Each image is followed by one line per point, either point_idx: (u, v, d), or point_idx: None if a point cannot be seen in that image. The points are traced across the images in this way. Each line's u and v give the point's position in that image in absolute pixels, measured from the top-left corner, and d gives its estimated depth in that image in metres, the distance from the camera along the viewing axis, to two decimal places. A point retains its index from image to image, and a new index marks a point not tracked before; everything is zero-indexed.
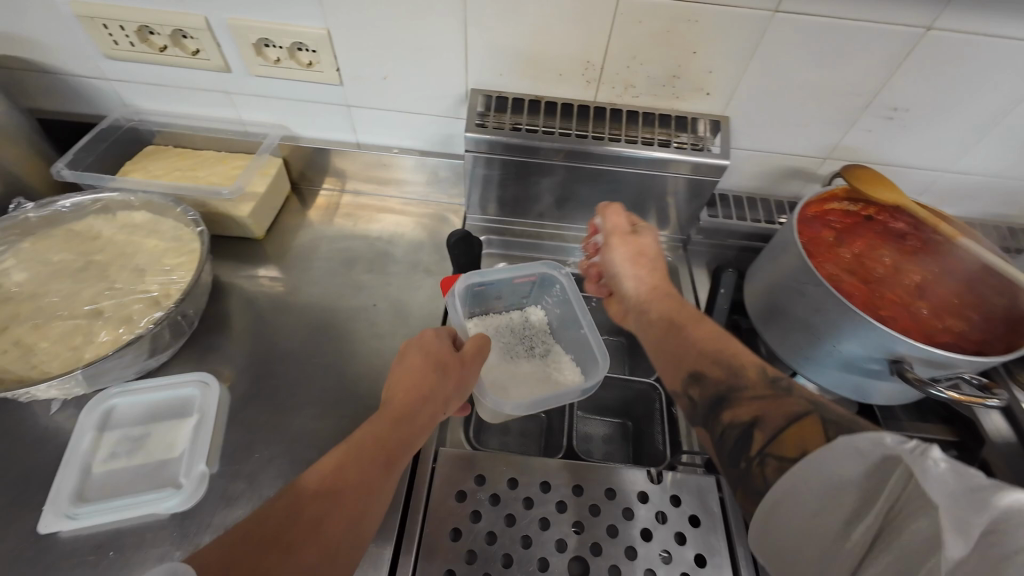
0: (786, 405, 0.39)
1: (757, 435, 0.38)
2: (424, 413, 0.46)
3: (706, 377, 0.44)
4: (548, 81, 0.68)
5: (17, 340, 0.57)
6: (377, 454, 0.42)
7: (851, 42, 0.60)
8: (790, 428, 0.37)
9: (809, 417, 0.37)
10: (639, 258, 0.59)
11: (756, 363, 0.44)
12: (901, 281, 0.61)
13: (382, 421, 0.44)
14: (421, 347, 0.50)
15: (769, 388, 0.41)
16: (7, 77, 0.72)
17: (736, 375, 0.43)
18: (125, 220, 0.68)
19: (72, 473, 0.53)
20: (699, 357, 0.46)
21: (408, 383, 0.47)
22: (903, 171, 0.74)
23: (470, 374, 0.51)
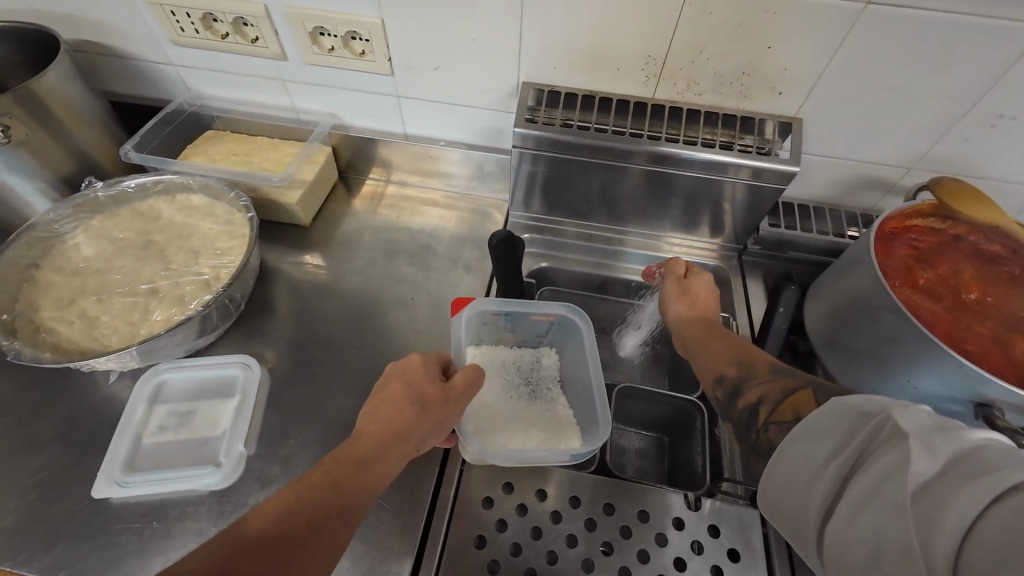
0: (785, 385, 0.44)
1: (762, 409, 0.43)
2: (393, 451, 0.44)
3: (721, 374, 0.49)
4: (604, 76, 0.65)
5: (82, 313, 0.61)
6: (337, 490, 0.40)
7: (956, 38, 0.53)
8: (786, 400, 0.42)
9: (802, 389, 0.42)
10: (686, 296, 0.60)
11: (766, 358, 0.48)
12: (995, 312, 0.54)
13: (347, 459, 0.42)
14: (403, 377, 0.49)
15: (773, 373, 0.46)
16: (86, 61, 0.76)
17: (746, 369, 0.48)
18: (183, 203, 0.71)
19: (124, 443, 0.56)
20: (713, 354, 0.51)
21: (383, 417, 0.46)
22: (1004, 186, 0.65)
23: (454, 410, 0.49)
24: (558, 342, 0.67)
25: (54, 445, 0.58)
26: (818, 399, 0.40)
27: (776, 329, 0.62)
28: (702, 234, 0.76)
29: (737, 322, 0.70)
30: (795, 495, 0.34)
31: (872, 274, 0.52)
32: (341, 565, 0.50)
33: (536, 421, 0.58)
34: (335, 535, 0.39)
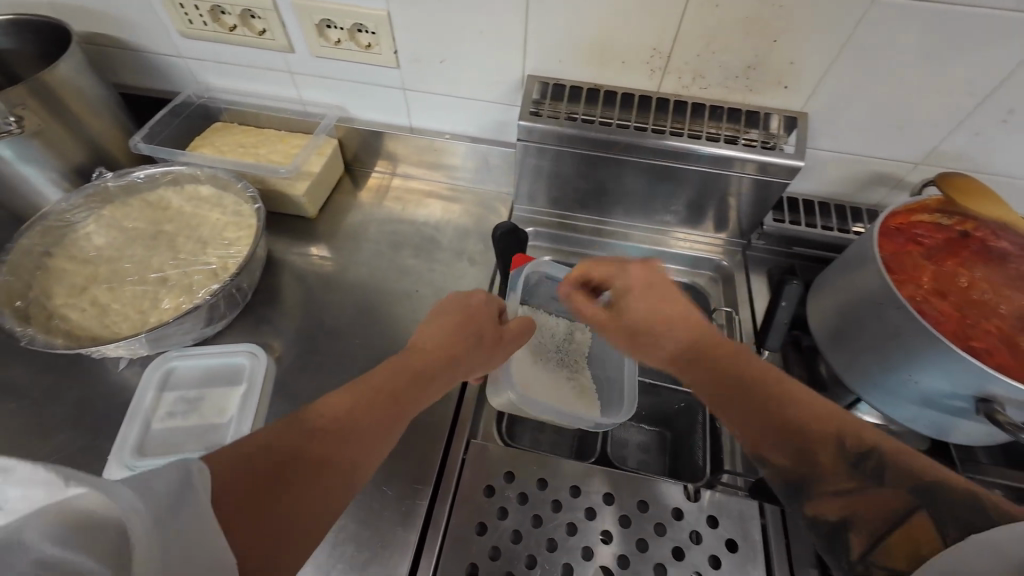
0: (878, 501, 0.37)
1: (856, 539, 0.38)
2: (450, 372, 0.47)
3: (778, 466, 0.42)
4: (610, 69, 0.65)
5: (94, 301, 0.62)
6: (393, 400, 0.42)
7: (966, 32, 0.52)
8: (892, 533, 0.36)
9: (909, 515, 0.35)
10: (636, 337, 0.52)
11: (832, 440, 0.40)
12: (999, 308, 0.54)
13: (409, 370, 0.45)
14: (463, 306, 0.52)
15: (854, 477, 0.39)
16: (96, 52, 0.77)
17: (812, 464, 0.41)
18: (192, 193, 0.72)
19: (135, 427, 0.58)
20: (756, 435, 0.43)
21: (443, 338, 0.49)
22: (1013, 182, 0.65)
23: (506, 348, 0.52)
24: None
25: (67, 429, 0.59)
26: (934, 532, 0.33)
27: (779, 323, 0.61)
28: (707, 228, 0.75)
29: (740, 316, 0.70)
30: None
31: (877, 269, 0.52)
32: (346, 549, 0.51)
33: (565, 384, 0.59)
34: (384, 444, 0.40)
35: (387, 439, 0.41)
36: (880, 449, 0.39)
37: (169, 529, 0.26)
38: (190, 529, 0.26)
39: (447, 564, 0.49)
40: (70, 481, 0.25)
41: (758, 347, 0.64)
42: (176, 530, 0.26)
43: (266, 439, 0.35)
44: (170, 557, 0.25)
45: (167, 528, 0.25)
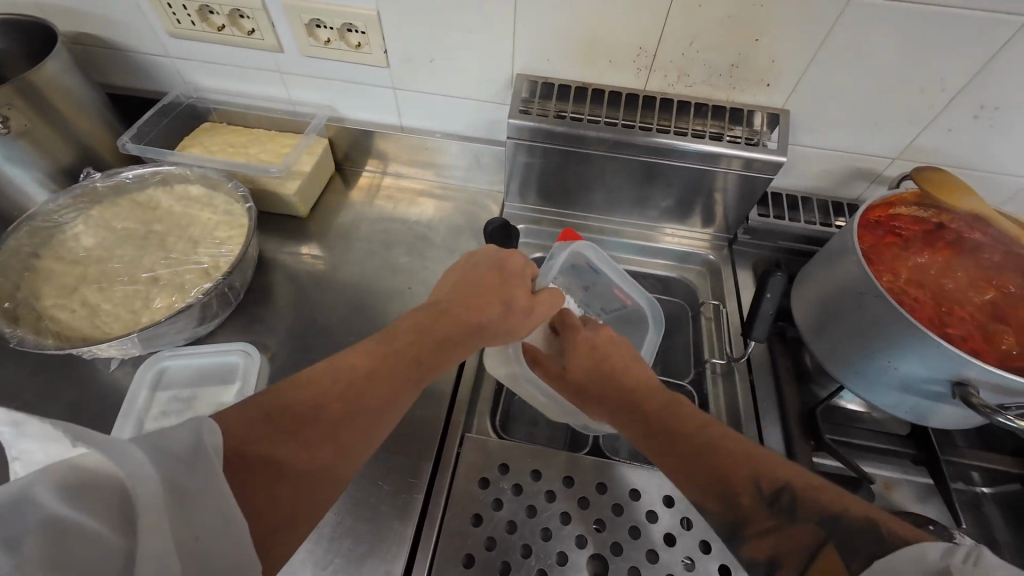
0: (799, 539, 0.36)
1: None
2: (475, 338, 0.50)
3: (707, 511, 0.40)
4: (597, 68, 0.66)
5: (84, 301, 0.61)
6: (410, 365, 0.44)
7: (936, 31, 0.54)
8: (810, 570, 0.35)
9: (823, 552, 0.34)
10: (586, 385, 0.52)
11: (748, 480, 0.38)
12: (974, 296, 0.56)
13: (437, 332, 0.47)
14: (498, 270, 0.55)
15: (774, 516, 0.37)
16: (82, 52, 0.76)
17: (733, 507, 0.38)
18: (182, 193, 0.72)
19: (129, 426, 0.58)
20: (681, 482, 0.41)
21: (475, 304, 0.50)
22: (987, 176, 0.67)
23: (536, 317, 0.55)
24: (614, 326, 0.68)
25: None
26: (845, 567, 0.33)
27: (765, 314, 0.62)
28: (695, 224, 0.77)
29: (727, 310, 0.72)
30: None
31: (856, 260, 0.54)
32: (342, 543, 0.52)
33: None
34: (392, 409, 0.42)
35: (401, 404, 0.43)
36: (789, 483, 0.37)
37: (179, 489, 0.27)
38: (204, 488, 0.28)
39: (443, 555, 0.50)
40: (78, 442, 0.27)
41: (745, 338, 0.65)
42: (189, 490, 0.28)
43: (268, 405, 0.36)
44: (184, 515, 0.27)
45: (179, 488, 0.27)
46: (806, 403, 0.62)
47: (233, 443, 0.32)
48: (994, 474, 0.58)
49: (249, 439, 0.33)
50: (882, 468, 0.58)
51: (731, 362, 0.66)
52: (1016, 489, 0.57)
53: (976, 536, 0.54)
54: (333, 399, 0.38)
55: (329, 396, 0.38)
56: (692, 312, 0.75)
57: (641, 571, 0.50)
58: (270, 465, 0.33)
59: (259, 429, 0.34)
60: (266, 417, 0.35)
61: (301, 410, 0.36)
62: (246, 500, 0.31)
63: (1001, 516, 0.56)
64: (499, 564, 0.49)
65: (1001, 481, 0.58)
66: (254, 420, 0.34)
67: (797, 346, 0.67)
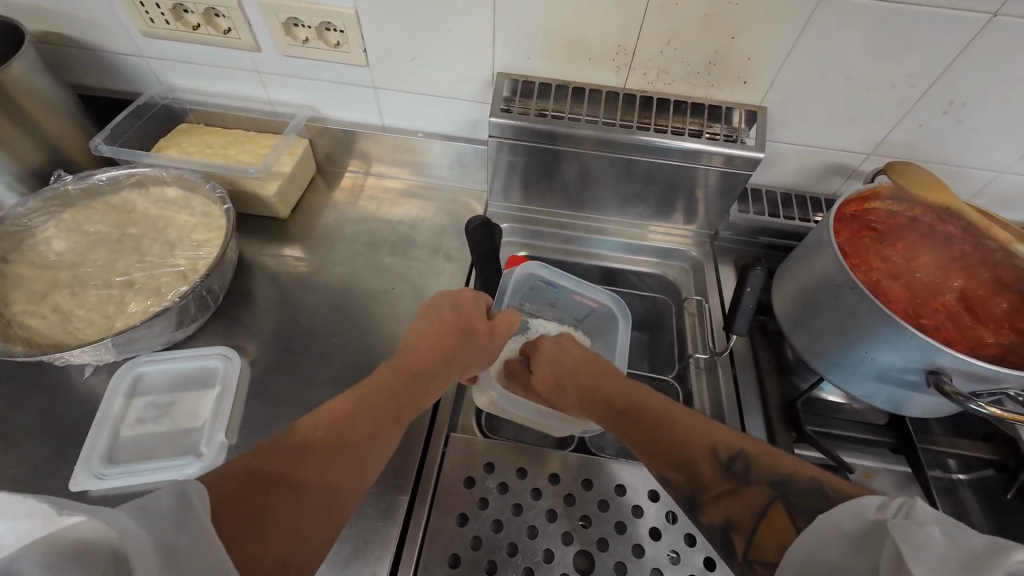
0: (749, 499, 0.38)
1: (736, 539, 0.37)
2: (443, 371, 0.52)
3: (669, 484, 0.42)
4: (577, 66, 0.66)
5: (56, 306, 0.60)
6: (392, 402, 0.46)
7: (905, 30, 0.56)
8: (761, 526, 0.36)
9: (774, 506, 0.36)
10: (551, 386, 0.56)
11: (706, 448, 0.40)
12: (946, 287, 0.58)
13: (406, 369, 0.50)
14: (452, 306, 0.57)
15: (728, 479, 0.39)
16: (53, 52, 0.75)
17: (694, 476, 0.40)
18: (158, 195, 0.71)
19: (104, 434, 0.56)
20: (646, 458, 0.43)
21: (433, 339, 0.54)
22: (958, 170, 0.69)
23: (495, 343, 0.58)
24: (591, 331, 0.70)
25: (30, 440, 0.57)
26: (797, 522, 0.34)
27: (746, 308, 0.62)
28: (677, 221, 0.78)
29: (710, 305, 0.73)
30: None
31: (833, 254, 0.55)
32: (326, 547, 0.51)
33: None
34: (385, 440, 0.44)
35: (387, 440, 0.44)
36: (743, 449, 0.39)
37: (170, 547, 0.27)
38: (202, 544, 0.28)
39: (429, 557, 0.49)
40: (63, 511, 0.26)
41: (727, 332, 0.66)
42: (179, 547, 0.27)
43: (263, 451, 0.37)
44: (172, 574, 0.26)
45: (169, 547, 0.27)
46: (787, 395, 0.63)
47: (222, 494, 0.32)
48: (970, 461, 0.59)
49: (238, 489, 0.33)
50: (862, 458, 0.59)
51: (714, 356, 0.67)
52: (990, 475, 0.58)
53: None
54: (318, 439, 0.39)
55: (314, 439, 0.39)
56: (675, 308, 0.76)
57: (627, 566, 0.50)
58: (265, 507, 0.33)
59: (246, 479, 0.34)
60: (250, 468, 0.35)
61: (287, 457, 0.37)
62: (250, 543, 0.31)
63: (976, 501, 0.57)
64: (485, 563, 0.49)
65: (977, 467, 0.59)
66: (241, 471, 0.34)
67: (778, 339, 0.68)
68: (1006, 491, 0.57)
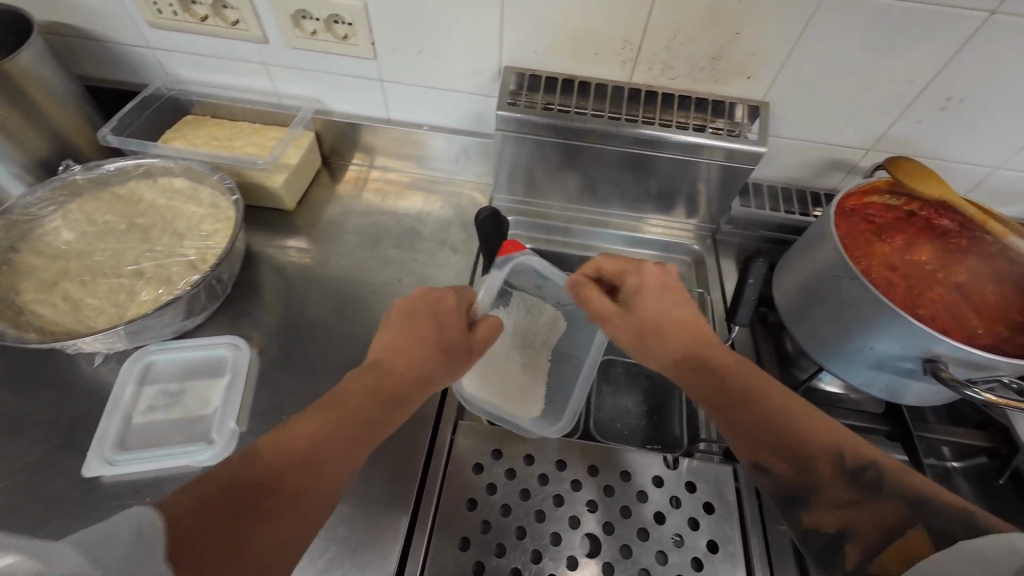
0: (878, 514, 0.37)
1: (850, 548, 0.37)
2: (416, 388, 0.48)
3: (778, 477, 0.43)
4: (583, 59, 0.67)
5: (66, 295, 0.60)
6: (361, 425, 0.44)
7: (906, 26, 0.57)
8: (885, 541, 0.36)
9: (904, 528, 0.35)
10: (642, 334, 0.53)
11: (831, 452, 0.41)
12: (941, 278, 0.59)
13: (380, 389, 0.47)
14: (431, 316, 0.51)
15: (853, 489, 0.39)
16: (59, 43, 0.75)
17: (808, 472, 0.41)
18: (166, 186, 0.71)
19: (116, 421, 0.57)
20: (754, 441, 0.44)
21: (410, 358, 0.49)
22: (954, 166, 0.70)
23: (477, 355, 0.52)
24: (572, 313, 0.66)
25: (42, 427, 0.58)
26: (923, 546, 0.33)
27: (748, 299, 0.63)
28: (679, 215, 0.79)
29: (711, 297, 0.74)
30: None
31: (834, 246, 0.56)
32: (338, 531, 0.52)
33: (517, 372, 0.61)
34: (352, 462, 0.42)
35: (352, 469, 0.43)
36: (874, 462, 0.39)
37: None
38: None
39: (439, 540, 0.50)
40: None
41: (729, 322, 0.66)
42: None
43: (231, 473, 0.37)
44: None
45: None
46: (787, 384, 0.65)
47: (186, 521, 0.33)
48: (963, 448, 0.61)
49: (199, 516, 0.33)
50: None
51: None
52: (983, 462, 0.60)
53: None
54: (288, 458, 0.39)
55: (278, 465, 0.38)
56: None
57: (633, 549, 0.51)
58: (222, 540, 0.33)
59: (210, 506, 0.34)
60: (211, 498, 0.35)
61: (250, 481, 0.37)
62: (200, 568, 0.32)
63: (969, 488, 0.59)
64: (494, 546, 0.50)
65: (970, 454, 0.61)
66: (207, 496, 0.35)
67: (778, 330, 0.70)
68: (999, 477, 0.59)
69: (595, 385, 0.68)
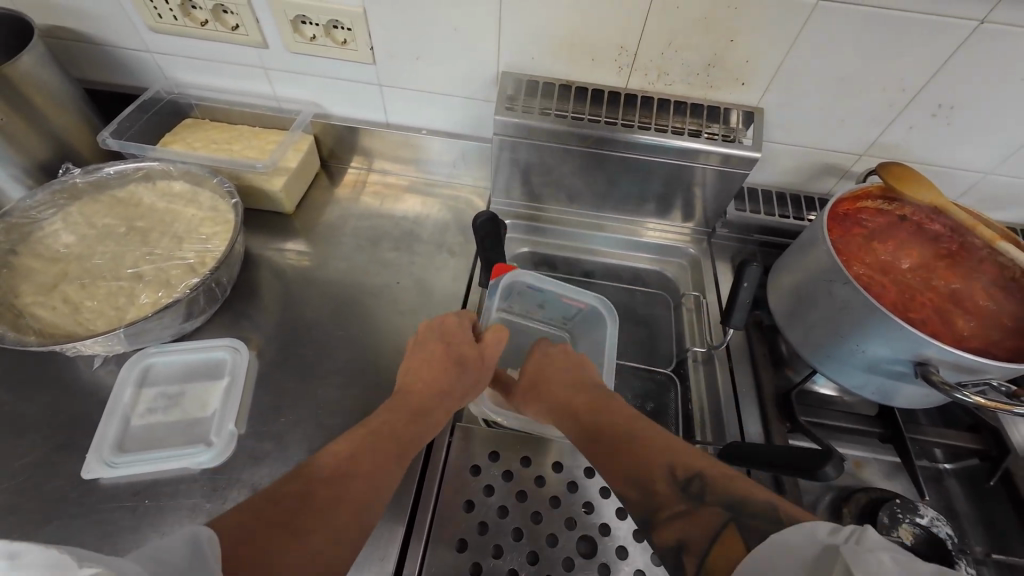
0: (706, 520, 0.39)
1: (688, 561, 0.39)
2: (441, 404, 0.52)
3: (629, 502, 0.43)
4: (580, 65, 0.68)
5: (65, 297, 0.61)
6: (392, 442, 0.46)
7: (894, 34, 0.58)
8: (712, 548, 0.38)
9: (728, 529, 0.38)
10: (528, 388, 0.56)
11: (665, 468, 0.42)
12: (931, 283, 0.60)
13: (404, 408, 0.50)
14: (441, 337, 0.56)
15: (684, 501, 0.41)
16: (58, 46, 0.75)
17: (649, 492, 0.42)
18: (165, 189, 0.71)
19: (115, 423, 0.57)
20: (607, 471, 0.45)
21: (429, 374, 0.53)
22: (946, 171, 0.71)
23: (489, 367, 0.56)
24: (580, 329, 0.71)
25: (41, 429, 0.58)
26: (746, 541, 0.36)
27: (742, 302, 0.64)
28: (675, 218, 0.79)
29: (706, 300, 0.75)
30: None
31: (826, 251, 0.57)
32: None
33: None
34: (388, 478, 0.44)
35: (389, 485, 0.44)
36: (701, 471, 0.42)
37: None
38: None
39: (436, 541, 0.51)
40: (85, 562, 0.26)
41: (724, 325, 0.67)
42: None
43: (273, 494, 0.38)
44: None
45: None
46: (781, 387, 0.66)
47: (235, 537, 0.34)
48: (956, 451, 0.61)
49: (248, 530, 0.35)
50: (853, 447, 0.62)
51: (711, 350, 0.69)
52: (975, 464, 0.61)
53: (938, 507, 0.58)
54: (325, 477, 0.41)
55: (317, 482, 0.40)
56: (674, 303, 0.78)
57: (629, 550, 0.51)
58: (271, 552, 0.34)
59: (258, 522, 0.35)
60: (255, 520, 0.35)
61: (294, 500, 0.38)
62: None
63: (960, 489, 0.60)
64: (491, 547, 0.51)
65: (962, 456, 0.61)
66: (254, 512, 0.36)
67: (772, 334, 0.71)
68: (990, 478, 0.59)
69: None
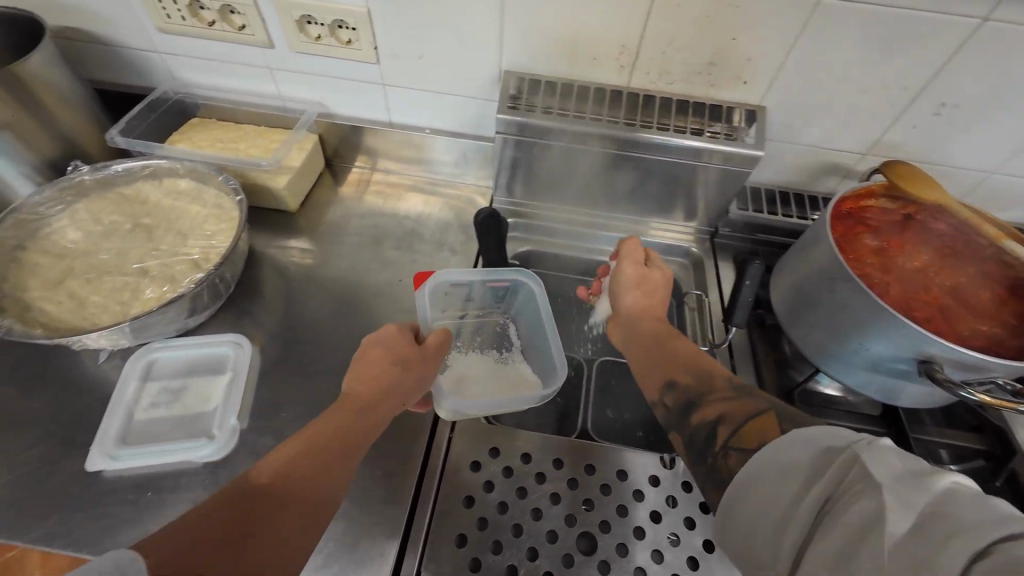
0: (749, 405, 0.42)
1: (721, 431, 0.42)
2: (384, 408, 0.49)
3: (682, 384, 0.48)
4: (582, 63, 0.68)
5: (72, 293, 0.61)
6: (334, 448, 0.44)
7: (899, 31, 0.58)
8: (749, 421, 0.40)
9: (767, 413, 0.40)
10: (641, 287, 0.59)
11: (727, 376, 0.47)
12: (934, 281, 0.60)
13: (347, 411, 0.47)
14: (380, 343, 0.52)
15: (736, 393, 0.45)
16: (68, 46, 0.76)
17: (704, 382, 0.47)
18: (171, 186, 0.72)
19: (117, 418, 0.58)
20: (670, 362, 0.50)
21: (370, 380, 0.49)
22: (953, 171, 0.71)
23: (432, 370, 0.53)
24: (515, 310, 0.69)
25: (45, 423, 0.58)
26: (781, 425, 0.38)
27: (744, 301, 0.64)
28: (678, 218, 0.79)
29: (709, 300, 0.75)
30: (765, 468, 0.36)
31: (829, 249, 0.57)
32: (337, 527, 0.52)
33: (496, 373, 0.62)
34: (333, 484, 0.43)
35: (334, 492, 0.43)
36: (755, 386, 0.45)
37: None
38: None
39: (435, 537, 0.51)
40: None
41: (726, 324, 0.67)
42: None
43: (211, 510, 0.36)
44: None
45: None
46: (784, 386, 0.65)
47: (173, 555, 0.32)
48: (961, 451, 0.61)
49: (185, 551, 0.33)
50: None
51: (713, 348, 0.68)
52: (980, 465, 0.60)
53: None
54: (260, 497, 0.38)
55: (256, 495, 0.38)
56: (676, 301, 0.77)
57: (629, 547, 0.51)
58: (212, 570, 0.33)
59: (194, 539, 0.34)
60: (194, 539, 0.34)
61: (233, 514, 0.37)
62: None
63: None
64: (491, 543, 0.51)
65: (967, 457, 0.61)
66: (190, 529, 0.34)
67: (776, 333, 0.70)
68: (994, 479, 0.59)
69: (595, 386, 0.67)
